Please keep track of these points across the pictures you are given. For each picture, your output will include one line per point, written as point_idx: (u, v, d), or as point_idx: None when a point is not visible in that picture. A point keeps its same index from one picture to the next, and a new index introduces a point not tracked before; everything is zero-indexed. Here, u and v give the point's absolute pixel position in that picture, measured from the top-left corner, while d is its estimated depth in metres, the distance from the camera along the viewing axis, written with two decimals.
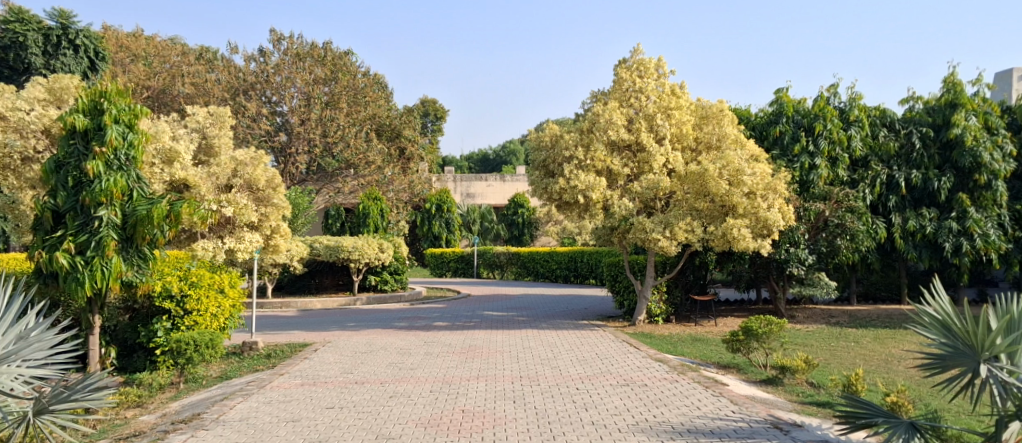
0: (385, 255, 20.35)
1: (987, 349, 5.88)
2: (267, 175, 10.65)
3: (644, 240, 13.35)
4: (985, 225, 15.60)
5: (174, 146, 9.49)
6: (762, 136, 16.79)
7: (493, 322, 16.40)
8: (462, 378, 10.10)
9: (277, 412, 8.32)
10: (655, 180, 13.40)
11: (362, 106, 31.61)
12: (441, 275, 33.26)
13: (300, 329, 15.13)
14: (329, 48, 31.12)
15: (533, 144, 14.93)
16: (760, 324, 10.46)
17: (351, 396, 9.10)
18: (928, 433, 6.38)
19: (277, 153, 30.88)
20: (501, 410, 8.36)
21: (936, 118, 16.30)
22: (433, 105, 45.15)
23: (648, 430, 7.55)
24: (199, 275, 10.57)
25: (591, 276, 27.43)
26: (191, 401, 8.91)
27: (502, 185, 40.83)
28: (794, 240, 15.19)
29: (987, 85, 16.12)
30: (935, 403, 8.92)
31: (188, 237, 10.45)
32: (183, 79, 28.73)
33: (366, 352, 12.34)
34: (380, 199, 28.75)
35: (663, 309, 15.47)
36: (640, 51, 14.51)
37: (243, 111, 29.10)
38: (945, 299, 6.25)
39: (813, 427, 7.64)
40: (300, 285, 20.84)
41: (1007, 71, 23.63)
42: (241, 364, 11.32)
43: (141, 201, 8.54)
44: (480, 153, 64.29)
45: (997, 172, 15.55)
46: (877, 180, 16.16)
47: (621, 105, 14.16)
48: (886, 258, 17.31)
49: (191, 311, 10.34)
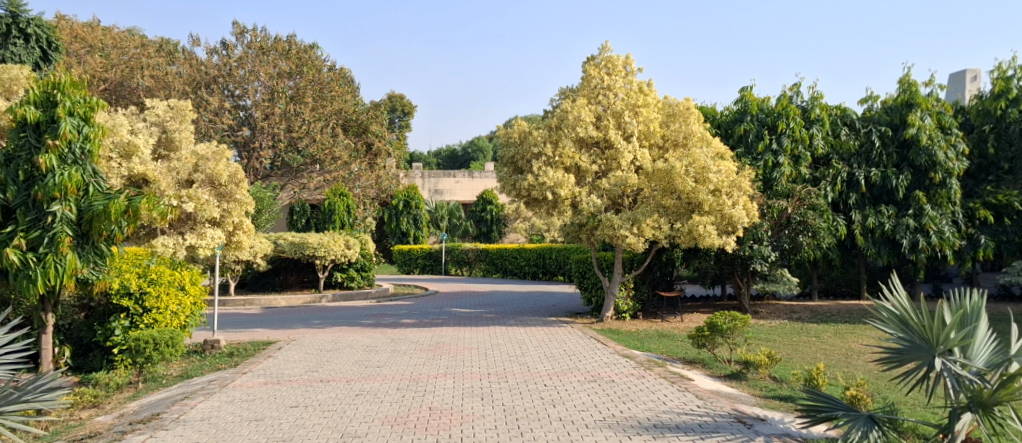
0: (352, 252, 20.24)
1: (942, 343, 5.98)
2: (229, 170, 10.60)
3: (612, 236, 13.42)
4: (941, 222, 15.91)
5: (132, 140, 9.38)
6: (727, 134, 16.91)
7: (461, 319, 16.37)
8: (429, 375, 10.06)
9: (239, 411, 8.23)
10: (623, 177, 13.48)
11: (328, 101, 31.27)
12: (409, 272, 33.13)
13: (263, 328, 14.93)
14: (293, 42, 30.72)
15: (501, 141, 14.84)
16: (724, 319, 10.53)
17: (316, 394, 9.02)
18: (885, 426, 6.50)
19: (240, 148, 30.40)
20: (469, 408, 8.33)
21: (893, 117, 16.54)
22: (400, 101, 44.97)
23: (615, 425, 7.58)
24: (159, 272, 10.39)
25: (558, 273, 27.54)
26: (150, 401, 8.76)
27: (470, 182, 40.79)
28: (758, 237, 15.28)
29: (940, 86, 16.41)
30: (891, 396, 9.04)
31: (147, 234, 10.23)
32: (142, 71, 28.10)
33: (332, 350, 12.22)
34: (346, 195, 28.56)
35: (630, 306, 15.57)
36: (607, 49, 14.53)
37: (204, 105, 28.71)
38: (902, 294, 6.35)
39: (775, 421, 7.75)
40: (264, 282, 20.57)
41: (960, 73, 24.14)
42: (203, 363, 11.17)
43: (97, 196, 8.36)
44: (448, 150, 64.03)
45: (951, 170, 15.90)
46: (838, 178, 16.36)
47: (589, 102, 14.18)
48: (846, 254, 17.60)
49: (151, 309, 10.17)
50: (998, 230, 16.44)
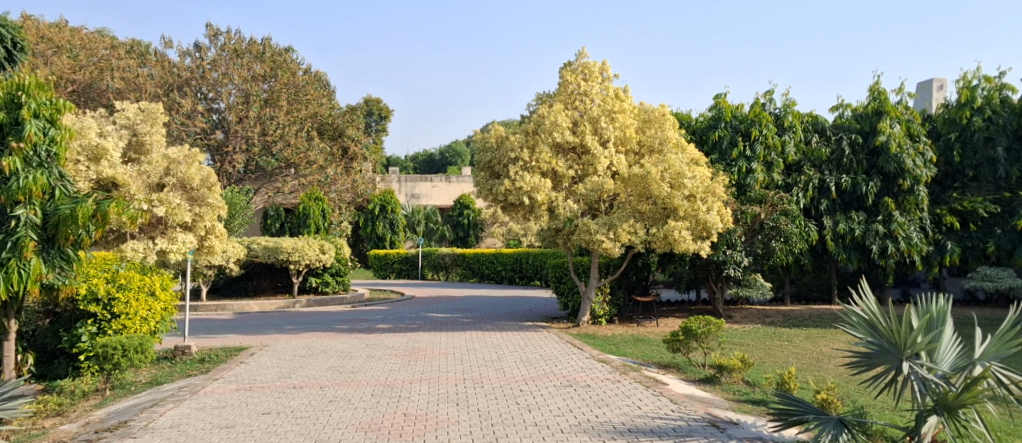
0: (327, 257, 20.10)
1: (910, 347, 6.06)
2: (201, 174, 10.54)
3: (588, 241, 13.46)
4: (908, 228, 16.14)
5: (101, 143, 9.28)
6: (701, 141, 17.03)
7: (436, 324, 16.31)
8: (404, 381, 10.02)
9: (209, 418, 8.14)
10: (599, 182, 13.49)
11: (303, 104, 31.14)
12: (385, 277, 32.93)
13: (235, 333, 14.79)
14: (268, 45, 30.57)
15: (479, 145, 14.78)
16: (698, 324, 10.60)
17: (288, 401, 8.94)
18: (855, 429, 6.57)
19: (213, 152, 30.13)
20: (443, 413, 8.30)
21: (863, 125, 16.73)
22: (377, 105, 44.83)
23: (590, 430, 7.59)
24: (128, 277, 10.26)
25: (535, 278, 27.59)
26: (117, 409, 8.64)
27: (447, 186, 40.76)
28: (731, 242, 15.39)
29: (910, 94, 16.64)
30: (860, 400, 9.13)
31: (116, 238, 10.01)
32: (112, 73, 27.72)
33: (305, 356, 12.13)
34: (321, 199, 28.42)
35: (606, 310, 15.62)
36: (584, 55, 14.58)
37: (176, 108, 28.40)
38: (871, 299, 6.40)
39: (747, 424, 7.79)
40: (236, 288, 20.32)
41: (927, 81, 24.48)
42: (173, 369, 11.04)
43: (64, 200, 8.25)
44: (425, 154, 63.77)
45: (919, 178, 16.13)
46: (810, 184, 16.53)
47: (566, 108, 14.19)
48: (818, 259, 17.76)
49: (119, 314, 10.06)
50: (962, 236, 16.84)
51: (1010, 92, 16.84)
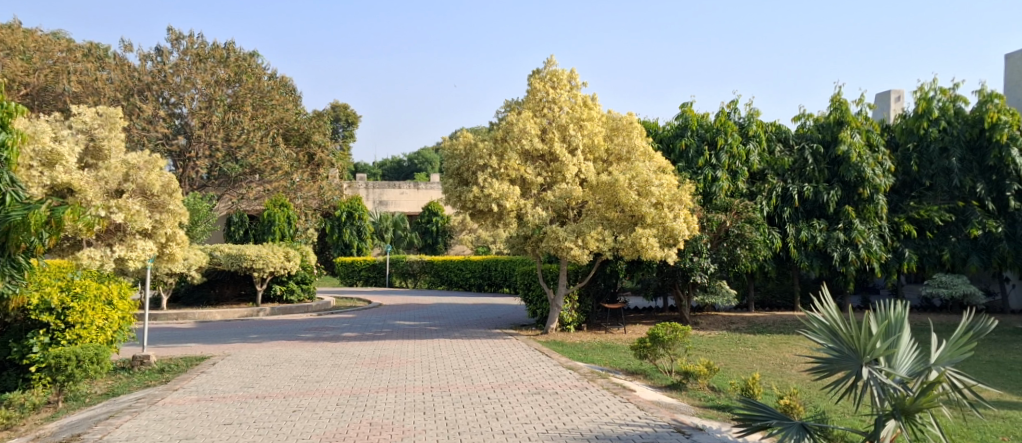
0: (292, 264, 19.84)
1: (869, 353, 6.11)
2: (161, 180, 10.39)
3: (557, 248, 13.47)
4: (868, 236, 16.35)
5: (56, 148, 9.06)
6: (668, 149, 17.16)
7: (404, 332, 16.17)
8: (369, 390, 9.90)
9: (168, 429, 7.97)
10: (567, 190, 13.57)
11: (268, 110, 30.89)
12: (351, 284, 32.61)
13: (196, 342, 14.54)
14: (232, 49, 30.16)
15: (447, 152, 14.64)
16: (665, 331, 10.60)
17: (251, 411, 8.79)
18: (817, 434, 6.59)
19: (175, 157, 29.69)
20: (410, 422, 8.20)
21: (825, 135, 17.00)
22: (344, 110, 44.59)
23: (558, 437, 7.56)
24: (84, 286, 10.07)
25: (504, 285, 27.54)
26: (70, 422, 8.44)
27: (415, 193, 40.58)
28: (697, 250, 15.45)
29: (869, 105, 16.89)
30: (822, 404, 9.19)
31: (71, 245, 9.87)
32: (69, 76, 27.21)
33: (269, 365, 11.94)
34: (287, 206, 28.11)
35: (575, 317, 15.60)
36: (553, 63, 14.59)
37: (137, 113, 28.00)
38: (832, 306, 6.44)
39: (713, 430, 7.83)
40: (198, 296, 19.97)
41: (885, 92, 24.89)
42: (131, 380, 10.81)
43: (15, 206, 7.88)
44: (393, 160, 63.38)
45: (878, 186, 16.38)
46: (773, 192, 16.71)
47: (534, 115, 14.16)
48: (781, 266, 17.92)
49: (73, 324, 9.83)
50: (919, 244, 17.13)
51: (964, 104, 17.17)
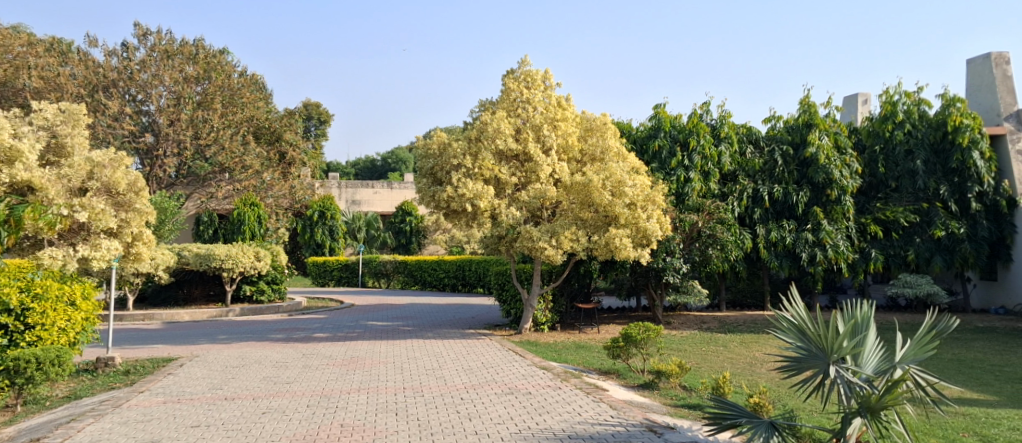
0: (262, 264, 19.60)
1: (835, 351, 6.13)
2: (128, 178, 10.14)
3: (530, 248, 13.44)
4: (836, 236, 16.49)
5: (15, 144, 8.81)
6: (642, 150, 17.20)
7: (376, 332, 16.05)
8: (340, 391, 9.78)
9: (133, 432, 7.82)
10: (541, 190, 13.54)
11: (238, 108, 30.59)
12: (323, 284, 32.32)
13: (163, 343, 14.31)
14: (201, 46, 29.80)
15: (420, 152, 14.52)
16: (638, 330, 10.60)
17: (219, 413, 8.65)
18: (786, 432, 6.60)
19: (142, 155, 29.30)
20: (381, 423, 8.11)
21: (794, 136, 17.16)
22: (316, 109, 44.26)
23: (531, 437, 7.51)
24: (45, 286, 9.77)
25: (478, 285, 27.48)
26: (30, 425, 8.25)
27: (389, 193, 40.35)
28: (669, 250, 15.51)
29: (837, 108, 17.06)
30: (791, 403, 9.23)
31: (32, 244, 9.62)
32: (30, 71, 26.70)
33: (238, 367, 11.77)
34: (257, 205, 27.80)
35: (549, 317, 15.58)
36: (527, 63, 14.56)
37: (102, 110, 27.57)
38: (800, 306, 6.45)
39: (684, 429, 7.82)
40: (165, 296, 19.67)
41: (852, 95, 25.13)
42: (95, 382, 10.60)
43: None
44: (366, 159, 62.96)
45: (846, 188, 16.55)
46: (743, 193, 16.80)
47: (509, 115, 14.12)
48: (752, 266, 18.01)
49: (34, 326, 9.63)
50: (885, 245, 17.31)
51: (928, 107, 17.43)
